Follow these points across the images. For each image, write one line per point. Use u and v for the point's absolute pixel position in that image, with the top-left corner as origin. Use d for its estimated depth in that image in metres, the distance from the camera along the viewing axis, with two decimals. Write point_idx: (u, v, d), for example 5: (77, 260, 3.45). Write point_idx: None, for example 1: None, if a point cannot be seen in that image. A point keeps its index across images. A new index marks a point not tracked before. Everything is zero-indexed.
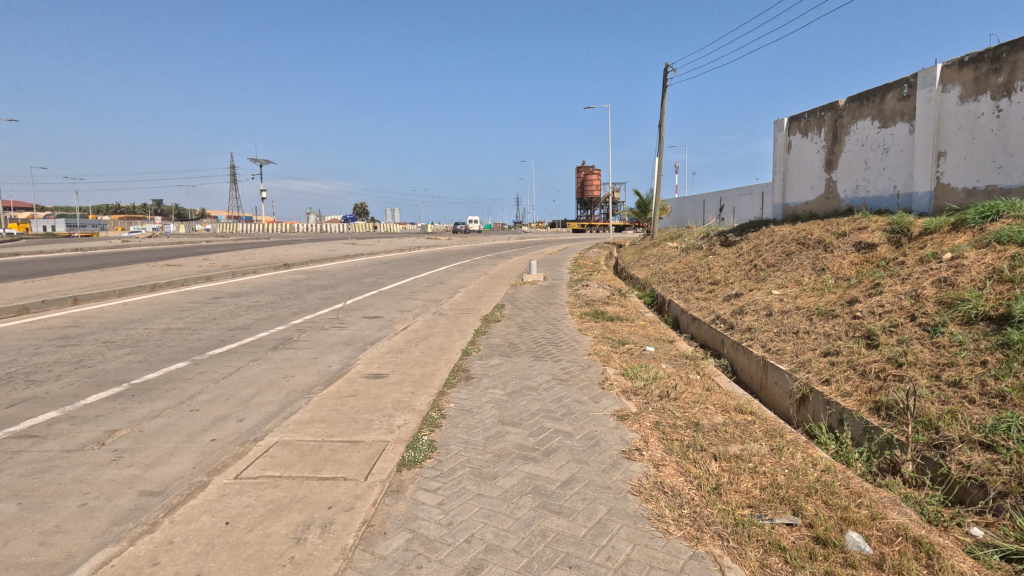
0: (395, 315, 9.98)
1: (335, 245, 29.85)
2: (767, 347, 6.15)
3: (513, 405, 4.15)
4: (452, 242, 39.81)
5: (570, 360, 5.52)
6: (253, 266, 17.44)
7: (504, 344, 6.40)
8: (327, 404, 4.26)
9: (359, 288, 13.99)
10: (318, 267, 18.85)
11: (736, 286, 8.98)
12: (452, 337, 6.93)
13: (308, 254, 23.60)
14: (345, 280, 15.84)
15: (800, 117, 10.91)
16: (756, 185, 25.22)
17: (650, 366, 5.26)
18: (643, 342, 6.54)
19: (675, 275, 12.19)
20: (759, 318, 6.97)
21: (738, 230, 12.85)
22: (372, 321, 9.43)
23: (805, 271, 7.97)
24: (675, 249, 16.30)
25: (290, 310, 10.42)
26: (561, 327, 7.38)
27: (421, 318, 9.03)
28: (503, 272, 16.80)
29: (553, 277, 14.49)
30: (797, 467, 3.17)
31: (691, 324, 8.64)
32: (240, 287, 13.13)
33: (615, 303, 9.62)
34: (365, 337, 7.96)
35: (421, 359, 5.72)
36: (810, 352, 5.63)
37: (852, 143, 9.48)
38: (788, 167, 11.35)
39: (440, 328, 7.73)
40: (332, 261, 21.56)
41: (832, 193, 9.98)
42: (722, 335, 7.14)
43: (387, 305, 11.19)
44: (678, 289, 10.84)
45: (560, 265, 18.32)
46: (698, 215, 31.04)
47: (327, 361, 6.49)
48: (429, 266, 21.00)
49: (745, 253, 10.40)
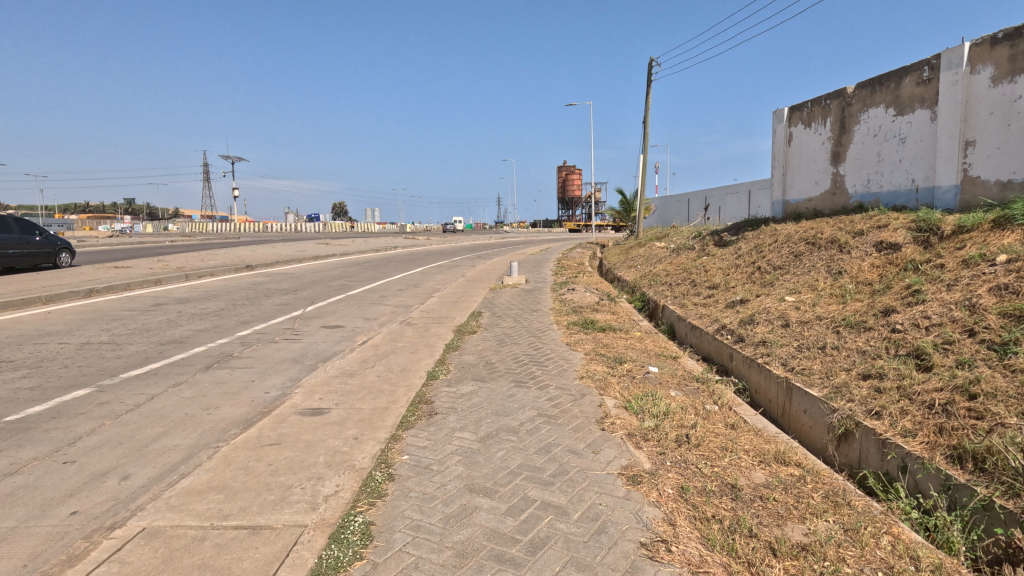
0: (359, 324, 8.86)
1: (307, 245, 28.39)
2: (789, 366, 5.22)
3: (486, 459, 3.12)
4: (431, 241, 38.62)
5: (559, 386, 4.51)
6: (211, 268, 16.09)
7: (480, 364, 5.36)
8: (237, 460, 3.18)
9: (325, 292, 12.79)
10: (284, 268, 17.55)
11: (739, 290, 8.08)
12: (418, 354, 5.86)
13: (276, 255, 22.21)
14: (310, 283, 14.57)
15: (802, 107, 10.06)
16: (743, 184, 24.55)
17: (658, 393, 4.27)
18: (643, 359, 5.56)
19: (668, 278, 11.28)
20: (774, 329, 6.06)
21: (733, 229, 11.98)
22: (331, 332, 8.31)
23: (819, 274, 7.10)
24: (665, 250, 15.40)
25: (240, 319, 9.21)
26: (547, 339, 6.37)
27: (387, 328, 7.94)
28: (483, 274, 15.73)
29: (536, 279, 13.47)
30: (892, 567, 2.20)
31: (691, 334, 7.74)
32: (189, 292, 11.82)
33: (606, 310, 8.64)
34: (319, 352, 6.85)
35: (376, 386, 4.66)
36: (845, 373, 4.71)
37: (863, 133, 8.64)
38: (788, 160, 10.52)
39: (406, 341, 6.66)
40: (300, 262, 20.21)
41: (840, 187, 9.15)
42: (731, 349, 6.22)
43: (352, 312, 10.06)
44: (673, 293, 9.92)
45: (543, 266, 17.28)
46: (683, 214, 30.32)
47: (265, 385, 5.40)
48: (404, 268, 19.81)
49: (745, 254, 9.51)
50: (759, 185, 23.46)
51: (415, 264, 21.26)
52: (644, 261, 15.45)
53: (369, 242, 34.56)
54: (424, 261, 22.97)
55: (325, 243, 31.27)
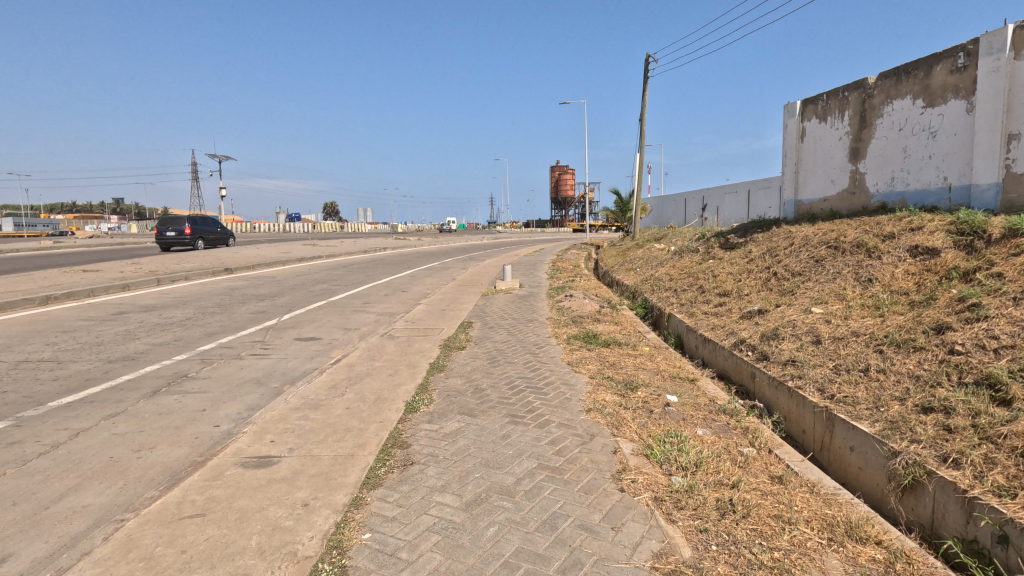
0: (337, 336, 8.07)
1: (294, 247, 27.51)
2: (827, 392, 4.50)
3: (474, 542, 2.36)
4: (423, 242, 37.84)
5: (563, 423, 3.76)
6: (187, 271, 15.23)
7: (468, 392, 4.59)
8: (144, 543, 2.40)
9: (305, 299, 11.97)
10: (265, 271, 16.70)
11: (755, 299, 7.37)
12: (397, 377, 5.09)
13: (259, 257, 21.31)
14: (291, 288, 13.72)
15: (817, 100, 9.38)
16: (742, 184, 23.95)
17: (683, 434, 3.52)
18: (657, 383, 4.81)
19: (672, 283, 10.54)
20: (802, 346, 5.34)
21: (741, 231, 11.27)
22: (305, 345, 7.51)
23: (846, 282, 6.40)
24: (666, 252, 14.68)
25: (206, 330, 8.38)
26: (544, 357, 5.62)
27: (368, 341, 7.16)
28: (475, 277, 14.95)
29: (530, 284, 12.71)
30: None
31: (702, 347, 7.03)
32: (158, 299, 10.95)
33: (609, 319, 7.89)
34: (286, 372, 6.05)
35: (342, 423, 3.88)
36: (899, 404, 3.99)
37: (886, 127, 7.95)
38: (801, 157, 9.83)
39: (385, 358, 5.89)
40: (283, 264, 19.32)
41: (860, 186, 8.46)
42: (754, 368, 5.51)
43: (331, 321, 9.27)
44: (679, 300, 9.19)
45: (537, 269, 16.51)
46: (679, 215, 29.70)
47: (216, 417, 4.61)
48: (392, 271, 18.97)
49: (757, 258, 8.80)
50: (759, 185, 22.88)
51: (404, 266, 20.45)
52: (643, 264, 14.72)
53: (359, 243, 33.73)
54: (415, 263, 22.19)
55: (313, 244, 30.43)
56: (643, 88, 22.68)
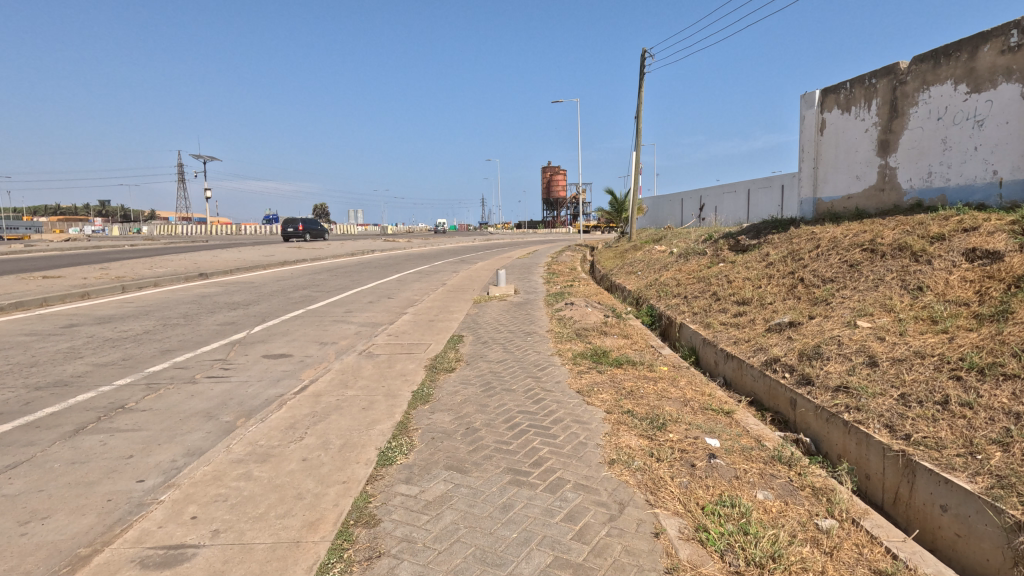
0: (310, 353, 7.14)
1: (277, 250, 26.47)
2: (898, 430, 3.67)
3: None
4: (413, 244, 36.91)
5: (582, 485, 2.89)
6: (156, 277, 14.18)
7: (458, 434, 3.71)
8: None
9: (282, 307, 11.03)
10: (243, 277, 15.68)
11: (781, 309, 6.55)
12: (372, 412, 4.19)
13: (238, 261, 20.26)
14: (268, 295, 12.77)
15: (839, 88, 8.59)
16: (741, 183, 23.26)
17: (741, 502, 2.67)
18: (688, 418, 3.97)
19: (680, 288, 9.72)
20: (854, 368, 4.52)
21: (753, 232, 10.47)
22: (272, 364, 6.58)
23: (891, 290, 5.59)
24: (668, 255, 13.86)
25: (163, 346, 7.43)
26: (549, 384, 4.74)
27: (343, 359, 6.25)
28: (466, 282, 14.06)
29: (526, 289, 11.85)
30: None
31: (724, 364, 6.21)
32: (117, 309, 9.95)
33: (617, 332, 7.04)
34: (243, 401, 5.12)
35: (294, 485, 2.98)
36: (1003, 450, 3.16)
37: (922, 116, 7.17)
38: (820, 151, 9.04)
39: (359, 384, 4.98)
40: (262, 268, 18.31)
41: (891, 182, 7.68)
42: (796, 395, 4.68)
43: (306, 333, 8.33)
44: (691, 309, 8.36)
45: (532, 273, 15.66)
46: (676, 215, 29.00)
47: (143, 468, 3.68)
48: (379, 275, 18.06)
49: (777, 262, 8.00)
50: (759, 184, 22.20)
51: (391, 270, 19.49)
52: (645, 268, 13.89)
53: (345, 245, 32.72)
54: (403, 266, 21.29)
55: (297, 247, 29.37)
56: (640, 84, 21.91)
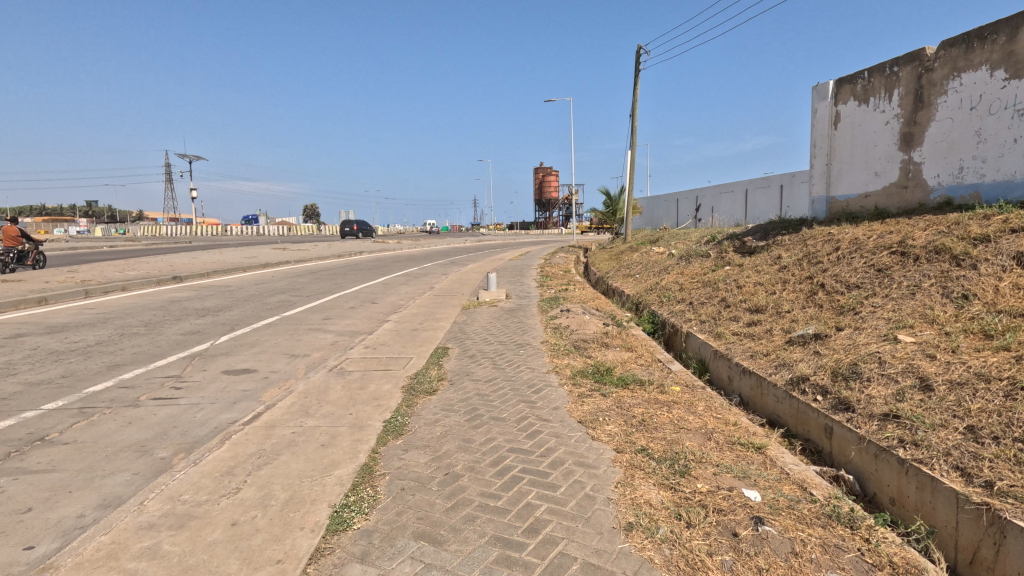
0: (277, 368, 6.38)
1: (261, 251, 25.58)
2: (975, 475, 3.00)
3: None
4: (402, 246, 36.07)
5: (594, 568, 2.18)
6: (125, 281, 13.32)
7: (434, 483, 2.98)
8: None
9: (256, 314, 10.23)
10: (219, 280, 14.84)
11: (803, 319, 5.89)
12: (331, 451, 3.46)
13: (217, 263, 19.38)
14: (244, 300, 11.96)
15: (856, 78, 7.97)
16: (739, 183, 22.71)
17: None
18: (715, 459, 3.28)
19: (685, 294, 9.06)
20: (904, 392, 3.84)
21: (760, 234, 9.84)
22: (231, 382, 5.82)
23: (932, 298, 4.93)
24: (667, 258, 13.20)
25: (113, 360, 6.63)
26: (545, 412, 4.03)
27: (310, 377, 5.51)
28: (456, 286, 13.33)
29: (519, 294, 11.14)
30: None
31: (740, 380, 5.54)
32: (72, 317, 9.11)
33: (620, 343, 6.35)
34: (186, 432, 4.36)
35: (210, 569, 2.25)
36: None
37: (952, 106, 6.54)
38: (834, 146, 8.41)
39: (323, 411, 4.25)
40: (242, 271, 17.44)
41: (915, 178, 7.05)
42: (834, 423, 4.01)
43: (277, 344, 7.56)
44: (698, 317, 7.68)
45: (525, 276, 14.95)
46: (671, 216, 28.45)
47: (38, 529, 2.92)
48: (365, 278, 17.29)
49: (792, 266, 7.35)
50: (757, 184, 21.66)
51: (378, 273, 18.72)
52: (644, 270, 13.22)
53: (333, 247, 31.86)
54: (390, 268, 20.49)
55: (282, 248, 28.44)
56: (635, 82, 21.32)
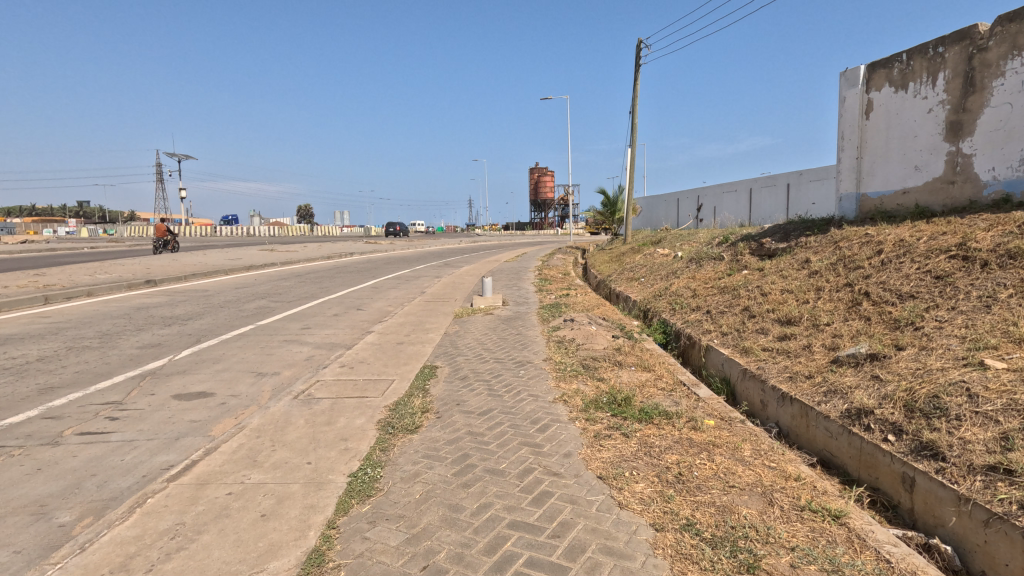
0: (238, 391, 5.49)
1: (247, 253, 24.64)
2: None
3: None
4: (396, 247, 35.14)
5: None
6: (91, 285, 12.36)
7: None
8: None
9: (228, 323, 9.32)
10: (196, 284, 13.90)
11: (849, 335, 5.08)
12: (272, 527, 2.59)
13: (198, 266, 18.37)
14: (217, 306, 11.03)
15: (892, 62, 7.17)
16: (743, 181, 21.96)
17: None
18: (788, 539, 2.45)
19: (700, 301, 8.23)
20: (1013, 438, 3.02)
21: (780, 235, 9.04)
22: (179, 410, 4.94)
23: (1015, 312, 4.12)
24: (674, 260, 12.35)
25: (48, 382, 5.71)
26: (554, 462, 3.18)
27: (271, 405, 4.64)
28: (448, 291, 12.46)
29: (516, 300, 10.28)
30: None
31: (779, 408, 4.76)
32: (18, 329, 8.14)
33: (635, 360, 5.53)
34: (104, 484, 3.49)
35: None
36: None
37: (1010, 88, 5.75)
38: (866, 138, 7.61)
39: (274, 458, 3.38)
40: (221, 275, 16.49)
41: (965, 173, 6.26)
42: (916, 472, 3.22)
43: (244, 360, 6.67)
44: (718, 329, 6.86)
45: (522, 279, 14.07)
46: (672, 216, 27.69)
47: None
48: (353, 281, 16.40)
49: (825, 271, 6.54)
50: (762, 183, 20.91)
51: (367, 276, 17.82)
52: (649, 274, 12.40)
53: (323, 249, 30.84)
54: (380, 271, 19.57)
55: (270, 250, 27.43)
56: (635, 76, 20.52)
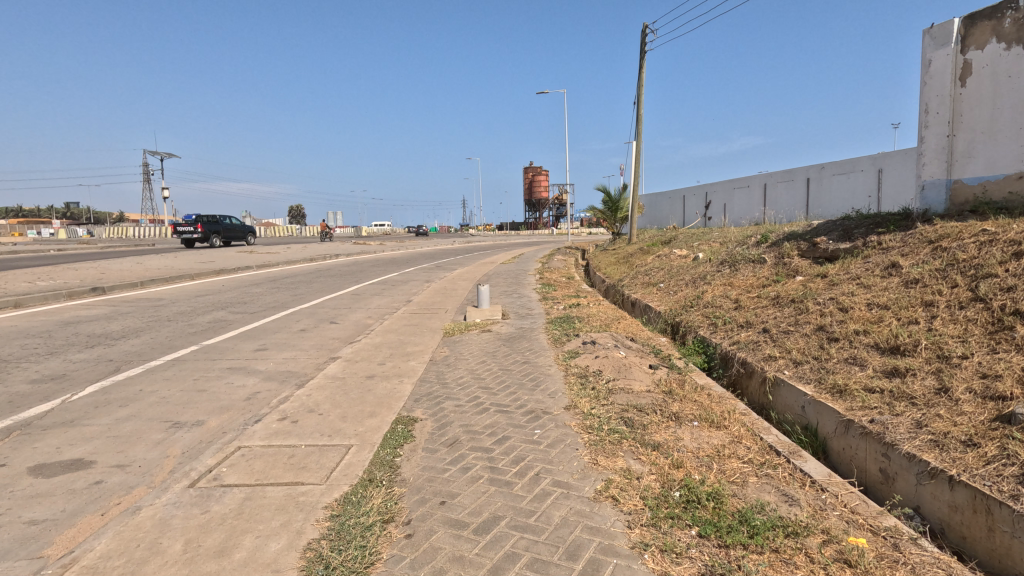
0: (130, 460, 3.83)
1: (223, 255, 22.90)
2: None
3: None
4: (386, 248, 33.43)
5: None
6: (23, 294, 10.65)
7: None
8: None
9: (167, 342, 7.63)
10: (150, 293, 12.19)
11: (1016, 380, 3.49)
12: None
13: (164, 270, 16.62)
14: (164, 320, 9.32)
15: (1002, 11, 5.61)
16: (756, 176, 20.48)
17: None
18: None
19: (749, 315, 6.64)
20: None
21: (838, 232, 7.47)
22: (21, 500, 3.26)
23: None
24: (698, 263, 10.75)
25: None
26: None
27: (150, 499, 2.98)
28: (439, 299, 10.84)
29: (518, 311, 8.67)
30: None
31: (924, 490, 3.21)
32: None
33: (696, 411, 3.93)
34: None
35: None
36: None
37: None
38: (961, 110, 6.05)
39: None
40: (184, 280, 14.75)
41: None
42: None
43: (161, 403, 5.00)
44: (786, 354, 5.27)
45: (523, 285, 12.48)
46: (678, 213, 26.20)
47: None
48: (333, 286, 14.76)
49: (933, 281, 4.95)
50: (777, 177, 19.42)
51: (349, 280, 16.10)
52: (670, 278, 10.80)
53: (307, 249, 29.16)
54: (366, 274, 17.96)
55: (250, 251, 25.68)
56: (640, 64, 18.98)
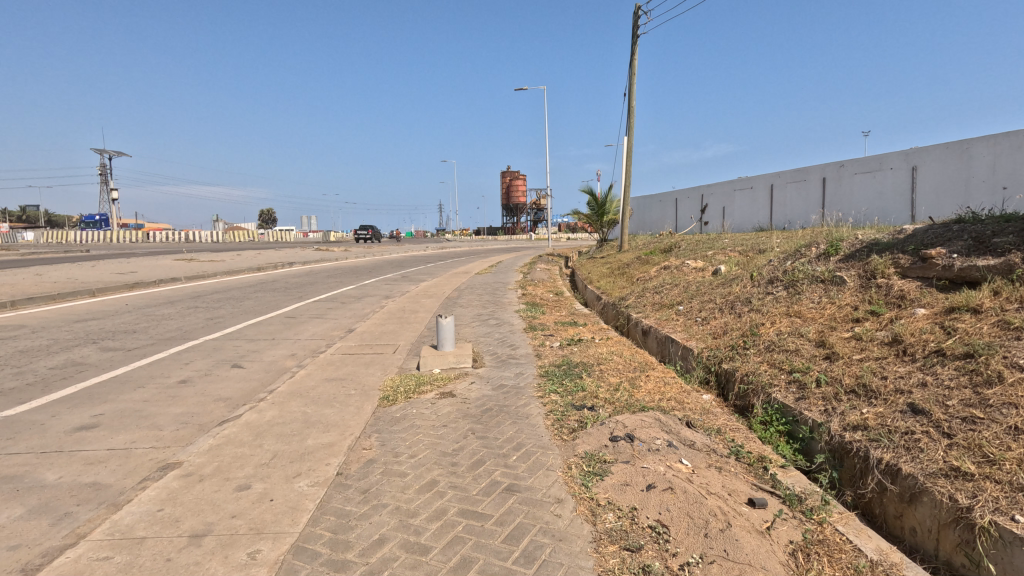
0: None
1: (151, 264, 19.71)
2: None
3: None
4: (350, 256, 30.49)
5: None
6: None
7: None
8: None
9: None
10: (12, 318, 9.22)
11: None
12: None
13: (62, 283, 13.55)
14: None
15: None
16: (761, 177, 18.40)
17: None
18: None
19: (859, 372, 4.21)
20: None
21: (962, 242, 5.13)
22: None
23: None
24: (727, 279, 8.34)
25: None
26: None
27: None
28: (391, 328, 8.19)
29: (494, 352, 6.09)
30: None
31: None
32: None
33: None
34: None
35: None
36: None
37: None
38: None
39: None
40: (76, 298, 11.74)
41: None
42: None
43: None
44: (998, 471, 2.82)
45: (502, 306, 9.91)
46: (670, 220, 24.01)
47: None
48: (268, 304, 11.97)
49: None
50: (786, 177, 17.33)
51: (292, 296, 13.30)
52: (692, 298, 8.35)
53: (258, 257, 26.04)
54: (315, 287, 15.16)
55: (189, 260, 22.49)
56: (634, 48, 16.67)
